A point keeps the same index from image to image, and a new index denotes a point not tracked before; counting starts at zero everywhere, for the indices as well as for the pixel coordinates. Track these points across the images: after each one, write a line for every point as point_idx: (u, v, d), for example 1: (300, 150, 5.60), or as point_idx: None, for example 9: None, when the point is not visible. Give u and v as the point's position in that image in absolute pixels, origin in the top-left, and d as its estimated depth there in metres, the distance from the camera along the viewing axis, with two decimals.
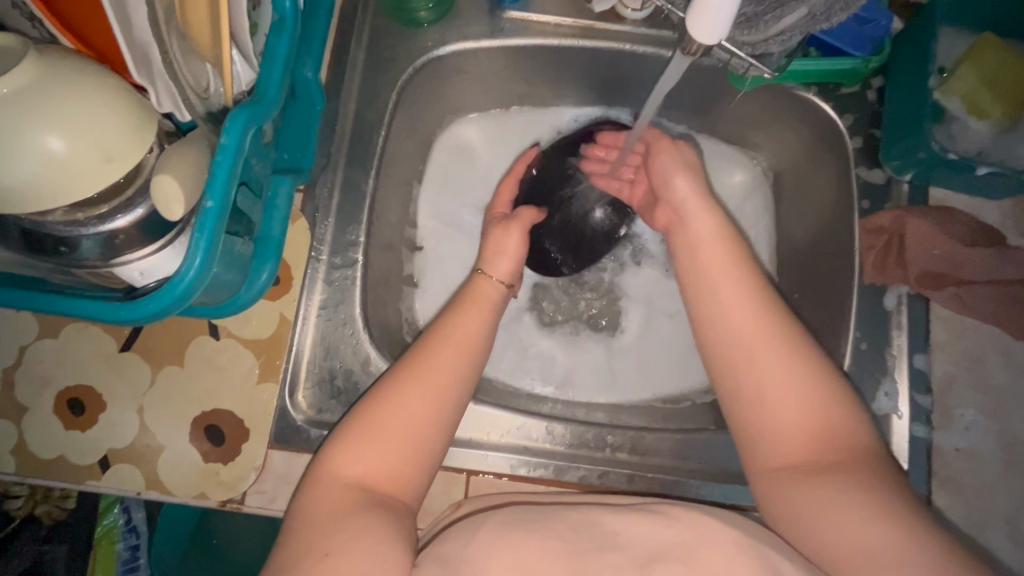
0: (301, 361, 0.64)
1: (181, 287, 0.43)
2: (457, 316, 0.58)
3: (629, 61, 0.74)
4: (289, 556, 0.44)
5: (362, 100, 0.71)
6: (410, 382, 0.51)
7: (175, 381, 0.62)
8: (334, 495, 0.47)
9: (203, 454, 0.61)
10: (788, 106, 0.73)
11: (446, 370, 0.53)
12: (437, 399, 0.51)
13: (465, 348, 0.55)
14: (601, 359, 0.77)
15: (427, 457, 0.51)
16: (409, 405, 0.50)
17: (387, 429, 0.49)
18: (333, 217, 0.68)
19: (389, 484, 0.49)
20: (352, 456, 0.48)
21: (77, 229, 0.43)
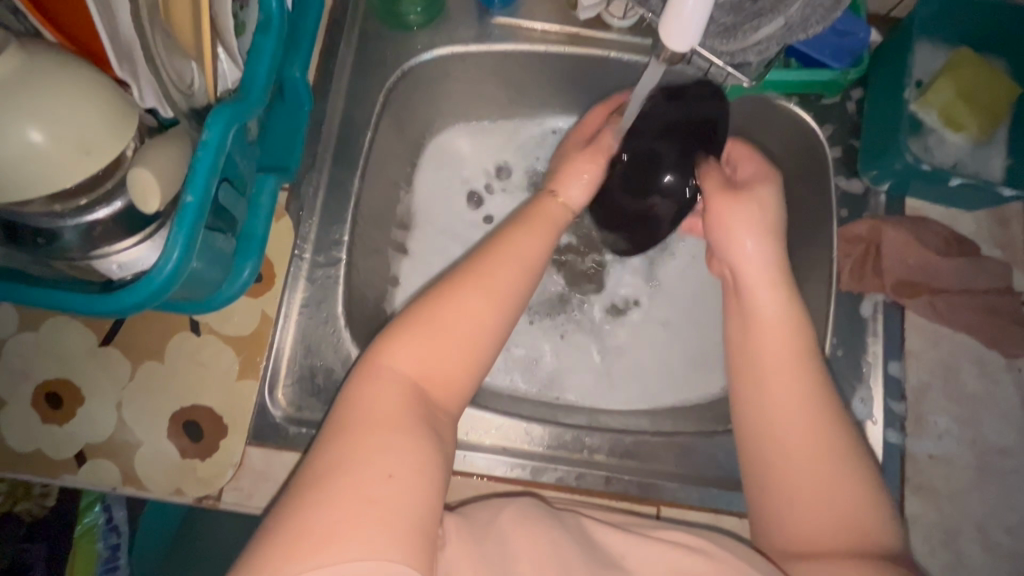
0: (283, 358, 0.64)
1: (157, 282, 0.43)
2: (520, 233, 0.57)
3: (615, 68, 0.75)
4: (333, 456, 0.42)
5: (350, 101, 0.72)
6: (475, 291, 0.51)
7: (155, 376, 0.62)
8: (384, 388, 0.46)
9: (181, 450, 0.60)
10: (770, 115, 0.74)
11: (513, 282, 0.53)
12: (499, 312, 0.52)
13: (529, 267, 0.55)
14: (584, 362, 0.78)
15: (477, 368, 0.51)
16: (473, 308, 0.50)
17: (451, 337, 0.49)
18: (317, 216, 0.68)
19: (438, 386, 0.49)
20: (406, 350, 0.48)
21: (55, 221, 0.43)
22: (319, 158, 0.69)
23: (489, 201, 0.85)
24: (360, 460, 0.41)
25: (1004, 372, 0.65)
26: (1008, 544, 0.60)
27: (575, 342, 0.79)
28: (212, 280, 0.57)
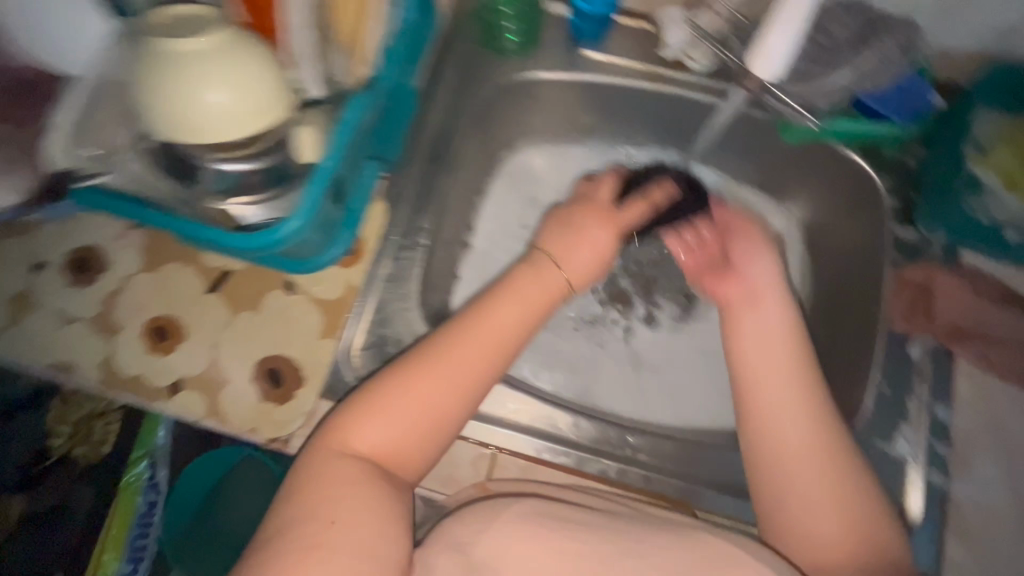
0: (360, 325, 0.71)
1: (277, 235, 0.51)
2: (497, 305, 0.61)
3: (687, 107, 0.82)
4: (290, 518, 0.48)
5: (447, 109, 0.80)
6: (449, 354, 0.57)
7: (249, 324, 0.69)
8: (345, 464, 0.51)
9: (262, 394, 0.67)
10: (832, 162, 0.78)
11: (480, 352, 0.58)
12: (461, 390, 0.56)
13: (498, 333, 0.59)
14: (619, 378, 0.82)
15: (439, 440, 0.56)
16: (445, 369, 0.56)
17: (410, 412, 0.54)
18: (407, 204, 0.75)
19: (401, 461, 0.54)
20: (372, 429, 0.53)
21: (210, 160, 0.52)
22: (415, 153, 0.77)
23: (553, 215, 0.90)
24: (327, 532, 0.47)
25: None
26: None
27: (616, 358, 0.83)
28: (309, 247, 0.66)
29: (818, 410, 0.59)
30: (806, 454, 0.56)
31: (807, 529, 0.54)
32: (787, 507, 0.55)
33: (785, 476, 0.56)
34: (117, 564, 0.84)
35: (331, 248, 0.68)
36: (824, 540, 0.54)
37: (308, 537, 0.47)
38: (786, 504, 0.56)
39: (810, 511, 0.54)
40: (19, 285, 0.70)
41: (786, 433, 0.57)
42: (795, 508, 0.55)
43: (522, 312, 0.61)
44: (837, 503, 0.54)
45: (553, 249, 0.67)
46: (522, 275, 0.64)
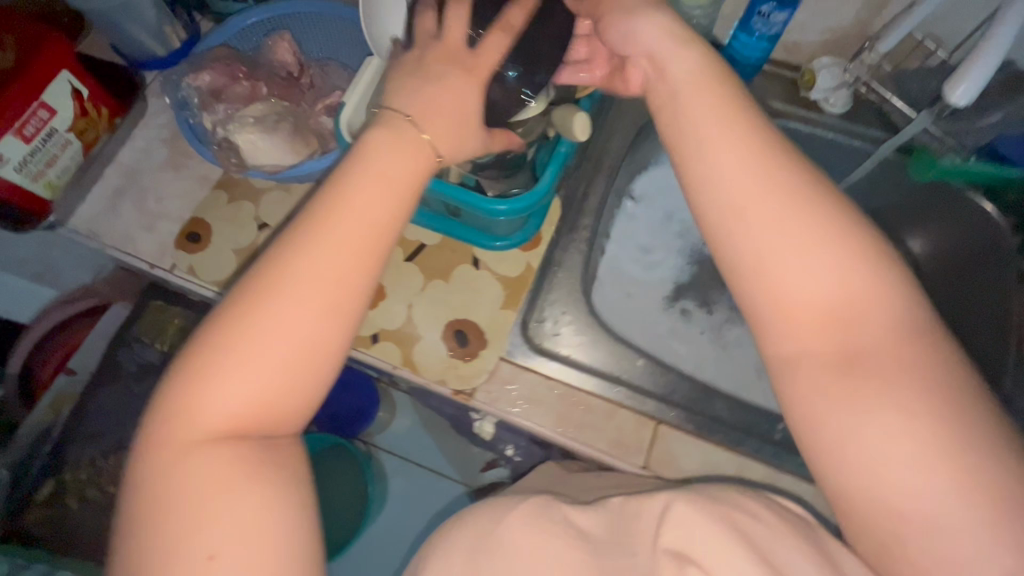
0: (536, 302, 0.81)
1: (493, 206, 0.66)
2: (338, 194, 0.45)
3: (821, 143, 0.90)
4: (160, 496, 0.39)
5: (607, 128, 0.92)
6: (283, 291, 0.42)
7: (440, 290, 0.79)
8: (205, 453, 0.40)
9: (450, 351, 0.75)
10: (954, 201, 0.87)
11: (330, 256, 0.43)
12: (311, 314, 0.42)
13: (359, 225, 0.44)
14: (738, 376, 0.95)
15: (302, 394, 0.43)
16: (294, 301, 0.42)
17: (271, 346, 0.41)
18: (576, 202, 0.86)
19: (270, 413, 0.42)
20: (240, 374, 0.41)
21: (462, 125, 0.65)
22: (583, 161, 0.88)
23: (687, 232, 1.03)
24: (204, 503, 0.39)
25: None
26: None
27: (738, 356, 0.96)
28: (496, 229, 0.77)
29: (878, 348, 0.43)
30: (887, 382, 0.41)
31: (897, 481, 0.40)
32: (841, 458, 0.42)
33: (847, 421, 0.42)
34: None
35: (511, 238, 0.79)
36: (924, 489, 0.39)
37: (200, 498, 0.39)
38: (852, 461, 0.41)
39: (886, 464, 0.40)
40: (248, 240, 0.82)
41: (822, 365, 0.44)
42: (850, 457, 0.41)
43: (374, 190, 0.45)
44: (924, 463, 0.39)
45: (401, 103, 0.49)
46: (372, 136, 0.48)
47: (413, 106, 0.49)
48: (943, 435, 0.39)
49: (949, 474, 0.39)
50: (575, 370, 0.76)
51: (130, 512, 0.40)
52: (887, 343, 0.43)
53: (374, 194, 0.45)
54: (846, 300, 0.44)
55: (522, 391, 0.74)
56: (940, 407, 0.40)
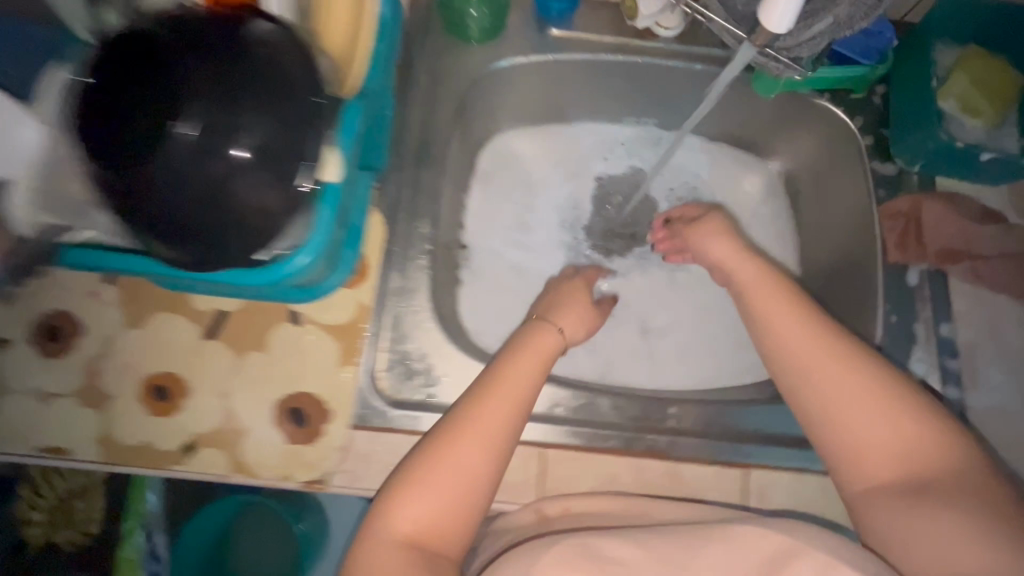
0: (377, 345, 0.67)
1: (287, 270, 0.52)
2: (485, 398, 0.60)
3: (662, 71, 0.82)
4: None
5: (424, 108, 0.77)
6: (454, 454, 0.57)
7: (258, 365, 0.64)
8: (404, 544, 0.54)
9: (288, 436, 0.62)
10: (807, 109, 0.82)
11: (499, 426, 0.59)
12: (487, 453, 0.58)
13: (521, 400, 0.61)
14: (631, 346, 0.84)
15: (476, 510, 0.57)
16: (461, 459, 0.57)
17: (446, 477, 0.56)
18: (403, 210, 0.72)
19: (443, 535, 0.56)
20: (415, 504, 0.55)
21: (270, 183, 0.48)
22: (401, 157, 0.73)
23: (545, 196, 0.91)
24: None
25: None
26: None
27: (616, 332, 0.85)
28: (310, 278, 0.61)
29: (908, 413, 0.53)
30: (895, 476, 0.53)
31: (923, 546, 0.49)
32: (886, 525, 0.52)
33: (893, 508, 0.52)
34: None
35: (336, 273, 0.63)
36: (934, 544, 0.49)
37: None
38: (888, 522, 0.52)
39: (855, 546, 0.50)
40: None
41: (883, 470, 0.53)
42: (886, 525, 0.52)
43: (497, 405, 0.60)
44: (946, 532, 0.49)
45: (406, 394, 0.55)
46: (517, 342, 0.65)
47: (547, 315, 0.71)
48: (970, 523, 0.48)
49: (963, 545, 0.48)
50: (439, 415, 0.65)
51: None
52: (905, 456, 0.53)
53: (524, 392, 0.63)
54: (901, 429, 0.53)
55: (383, 458, 0.63)
56: (981, 516, 0.49)
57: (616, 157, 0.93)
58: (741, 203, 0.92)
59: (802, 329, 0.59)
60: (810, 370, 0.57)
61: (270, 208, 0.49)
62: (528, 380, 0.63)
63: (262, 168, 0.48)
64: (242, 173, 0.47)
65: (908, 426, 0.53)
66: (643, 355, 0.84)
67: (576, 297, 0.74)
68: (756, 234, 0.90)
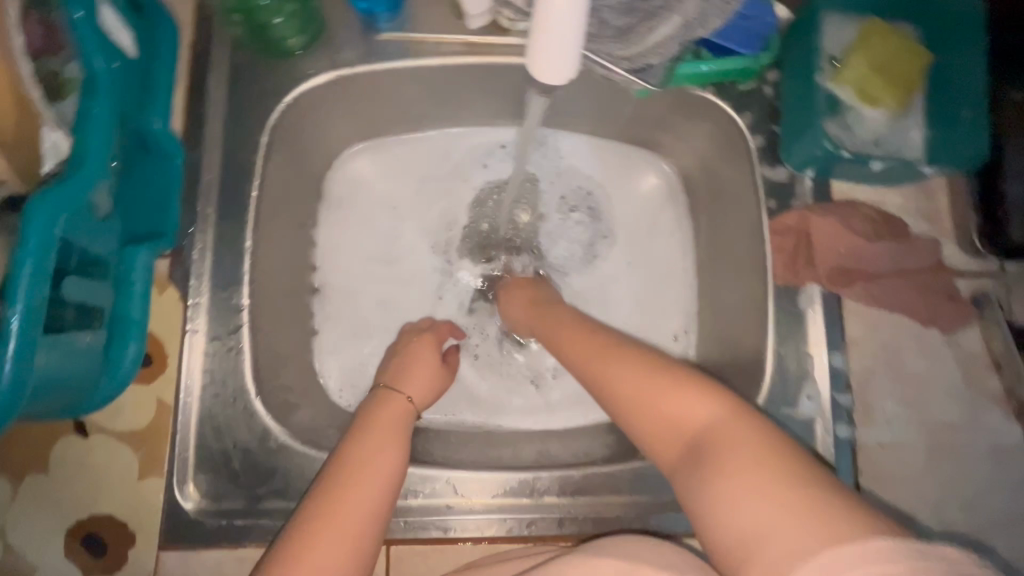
0: (187, 448, 0.57)
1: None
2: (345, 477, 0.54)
3: (519, 74, 0.70)
4: None
5: (228, 145, 0.63)
6: (311, 558, 0.48)
7: (41, 488, 0.55)
8: None
9: (84, 570, 0.54)
10: (689, 106, 0.71)
11: (362, 513, 0.52)
12: (353, 545, 0.50)
13: (386, 477, 0.55)
14: (520, 395, 0.72)
15: None
16: (320, 561, 0.48)
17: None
18: (207, 279, 0.60)
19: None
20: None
21: None
22: (202, 214, 0.61)
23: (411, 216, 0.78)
24: None
25: (942, 348, 0.64)
26: (959, 521, 0.61)
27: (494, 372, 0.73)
28: (74, 396, 0.49)
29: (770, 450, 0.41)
30: (734, 467, 0.42)
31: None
32: (703, 497, 0.42)
33: (721, 483, 0.42)
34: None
35: (112, 381, 0.52)
36: (755, 521, 0.39)
37: None
38: (716, 502, 0.41)
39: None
40: None
41: (745, 521, 0.39)
42: (715, 507, 0.41)
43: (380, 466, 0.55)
44: (770, 507, 0.39)
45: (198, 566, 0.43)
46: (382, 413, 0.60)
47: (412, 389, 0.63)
48: (794, 500, 0.38)
49: (776, 516, 0.38)
50: (266, 522, 0.57)
51: None
52: (758, 455, 0.41)
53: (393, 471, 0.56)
54: (727, 416, 0.45)
55: None
56: (814, 496, 0.38)
57: (498, 162, 0.79)
58: (640, 207, 0.80)
59: (628, 365, 0.53)
60: (669, 420, 0.48)
61: None
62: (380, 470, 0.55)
63: None
64: None
65: (778, 464, 0.41)
66: (534, 405, 0.71)
67: (424, 355, 0.66)
68: (657, 245, 0.78)
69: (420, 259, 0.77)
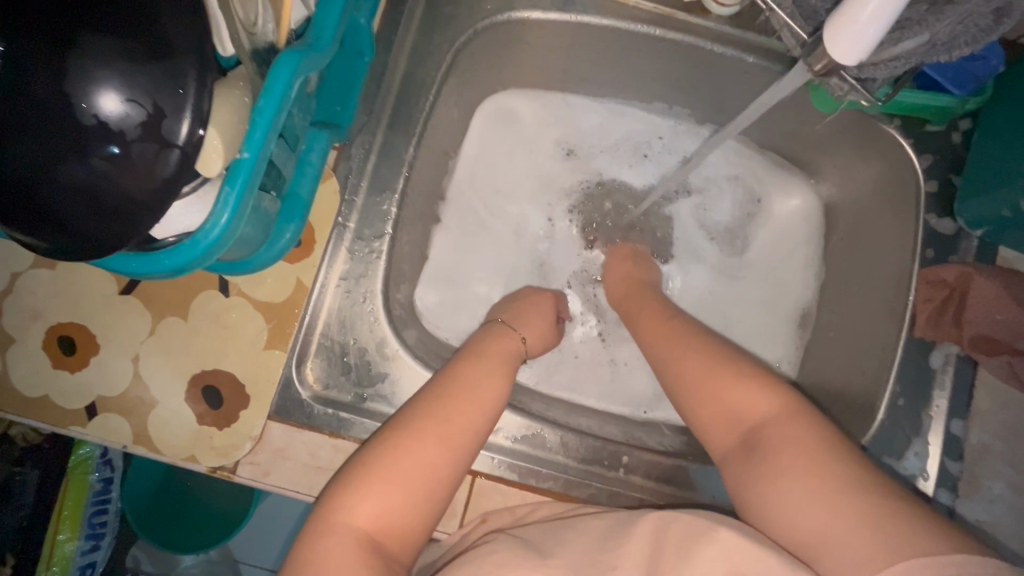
0: (313, 331, 0.60)
1: (204, 245, 0.38)
2: (456, 384, 0.54)
3: (704, 59, 0.68)
4: (317, 560, 0.43)
5: (413, 58, 0.64)
6: (415, 449, 0.48)
7: (176, 332, 0.58)
8: (355, 531, 0.45)
9: (197, 416, 0.57)
10: (866, 134, 0.68)
11: (467, 424, 0.51)
12: (453, 455, 0.50)
13: (493, 400, 0.55)
14: (598, 360, 0.74)
15: (437, 506, 0.49)
16: (420, 455, 0.48)
17: (410, 464, 0.47)
18: (366, 180, 0.62)
19: (398, 535, 0.46)
20: (367, 502, 0.46)
21: (164, 131, 0.30)
22: (376, 118, 0.63)
23: (557, 178, 0.80)
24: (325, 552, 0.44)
25: None
26: None
27: (583, 345, 0.75)
28: (241, 252, 0.51)
29: (819, 437, 0.44)
30: (781, 463, 0.44)
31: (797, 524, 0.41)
32: (760, 465, 0.45)
33: (776, 467, 0.44)
34: (74, 542, 0.83)
35: (272, 244, 0.54)
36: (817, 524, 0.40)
37: (325, 553, 0.44)
38: (764, 498, 0.44)
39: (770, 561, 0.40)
40: None
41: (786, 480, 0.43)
42: (761, 504, 0.44)
43: (488, 384, 0.55)
44: (812, 498, 0.41)
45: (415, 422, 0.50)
46: (490, 343, 0.61)
47: (527, 329, 0.65)
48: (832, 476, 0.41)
49: (831, 515, 0.39)
50: (367, 423, 0.58)
51: (308, 550, 0.44)
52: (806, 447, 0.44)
53: (497, 390, 0.56)
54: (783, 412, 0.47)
55: (300, 458, 0.57)
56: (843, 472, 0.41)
57: (658, 155, 0.81)
58: (776, 229, 0.80)
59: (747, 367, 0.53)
60: (740, 406, 0.50)
61: (142, 190, 0.30)
62: (499, 388, 0.56)
63: (144, 139, 0.30)
64: (124, 149, 0.30)
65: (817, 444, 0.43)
66: (608, 370, 0.74)
67: (541, 308, 0.68)
68: (778, 266, 0.79)
69: (553, 216, 0.79)
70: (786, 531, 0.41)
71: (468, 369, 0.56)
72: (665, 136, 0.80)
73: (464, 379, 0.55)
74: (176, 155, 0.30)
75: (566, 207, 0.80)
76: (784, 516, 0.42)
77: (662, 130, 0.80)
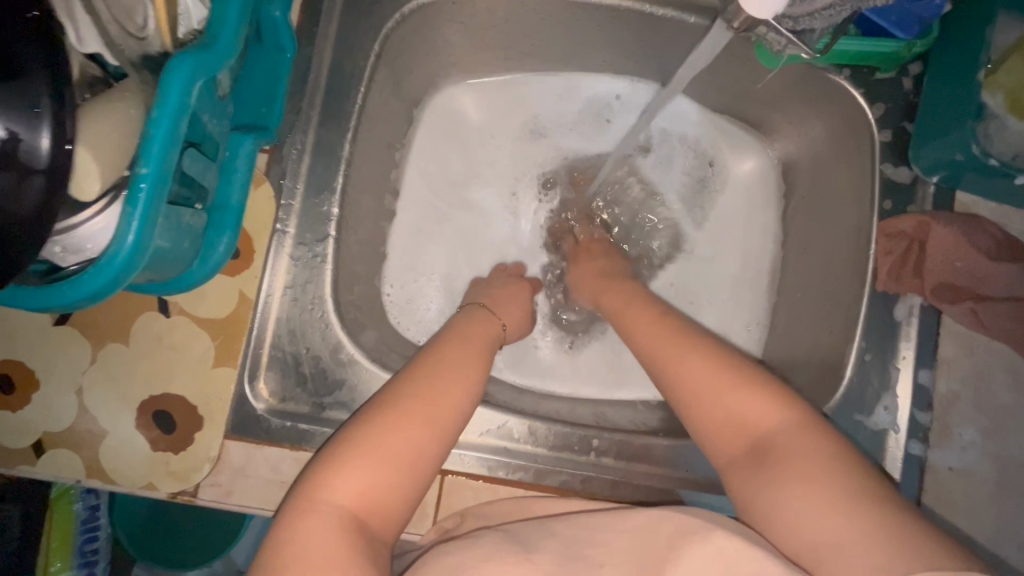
0: (263, 344, 0.58)
1: (114, 268, 0.36)
2: (439, 365, 0.52)
3: (645, 24, 0.66)
4: (294, 541, 0.41)
5: (339, 49, 0.61)
6: (399, 426, 0.46)
7: (119, 359, 0.56)
8: (336, 509, 0.43)
9: (151, 442, 0.55)
10: (816, 87, 0.67)
11: (452, 403, 0.50)
12: (440, 434, 0.48)
13: (477, 381, 0.53)
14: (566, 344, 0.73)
15: (421, 488, 0.47)
16: (406, 433, 0.46)
17: (395, 441, 0.46)
18: (302, 182, 0.60)
19: (382, 513, 0.45)
20: (350, 477, 0.44)
21: (23, 157, 0.28)
22: (306, 117, 0.60)
23: (509, 158, 0.77)
24: (304, 533, 0.41)
25: None
26: None
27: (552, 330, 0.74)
28: (183, 259, 0.49)
29: (830, 453, 0.43)
30: (796, 472, 0.42)
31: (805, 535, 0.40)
32: (772, 472, 0.44)
33: (789, 477, 0.42)
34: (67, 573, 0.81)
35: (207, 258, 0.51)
36: (822, 531, 0.39)
37: (304, 533, 0.41)
38: (775, 503, 0.42)
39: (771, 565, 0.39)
40: None
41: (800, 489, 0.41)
42: (767, 512, 0.43)
43: (473, 366, 0.54)
44: (828, 512, 0.39)
45: (399, 403, 0.48)
46: (469, 327, 0.59)
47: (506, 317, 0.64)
48: (847, 494, 0.40)
49: (848, 530, 0.38)
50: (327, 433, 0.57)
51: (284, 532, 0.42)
52: (822, 463, 0.42)
53: (481, 372, 0.54)
54: (797, 422, 0.46)
55: (262, 474, 0.56)
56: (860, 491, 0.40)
57: (616, 124, 0.78)
58: (738, 192, 0.78)
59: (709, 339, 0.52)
60: (744, 390, 0.48)
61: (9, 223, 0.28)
62: (480, 370, 0.54)
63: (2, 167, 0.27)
64: None
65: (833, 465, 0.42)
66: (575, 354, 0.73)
67: (517, 294, 0.67)
68: (742, 231, 0.77)
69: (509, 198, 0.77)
70: (795, 539, 0.40)
71: (451, 352, 0.54)
72: (617, 103, 0.77)
73: (449, 363, 0.53)
74: (42, 183, 0.28)
75: (522, 187, 0.77)
76: (791, 527, 0.41)
77: (613, 95, 0.77)
